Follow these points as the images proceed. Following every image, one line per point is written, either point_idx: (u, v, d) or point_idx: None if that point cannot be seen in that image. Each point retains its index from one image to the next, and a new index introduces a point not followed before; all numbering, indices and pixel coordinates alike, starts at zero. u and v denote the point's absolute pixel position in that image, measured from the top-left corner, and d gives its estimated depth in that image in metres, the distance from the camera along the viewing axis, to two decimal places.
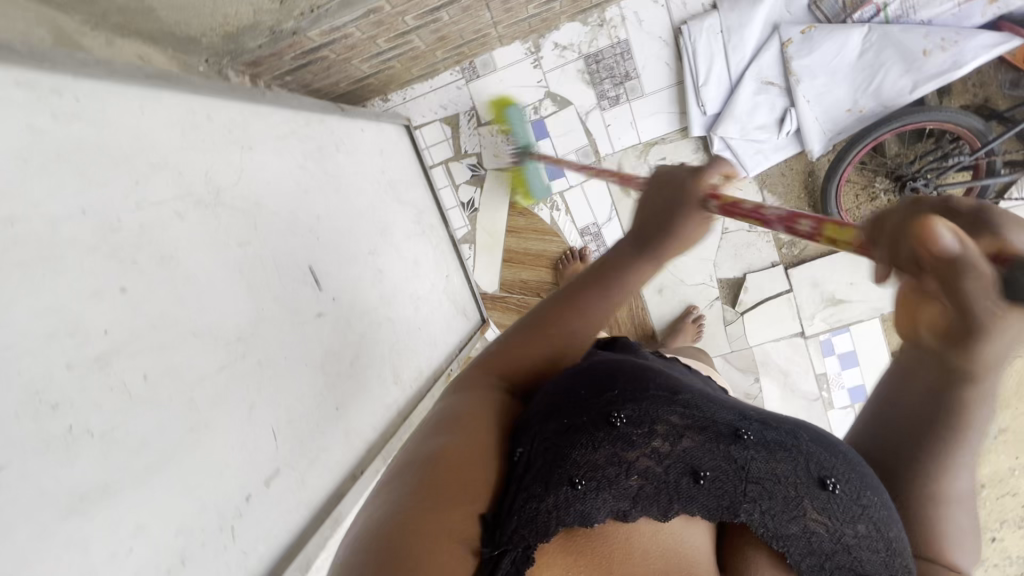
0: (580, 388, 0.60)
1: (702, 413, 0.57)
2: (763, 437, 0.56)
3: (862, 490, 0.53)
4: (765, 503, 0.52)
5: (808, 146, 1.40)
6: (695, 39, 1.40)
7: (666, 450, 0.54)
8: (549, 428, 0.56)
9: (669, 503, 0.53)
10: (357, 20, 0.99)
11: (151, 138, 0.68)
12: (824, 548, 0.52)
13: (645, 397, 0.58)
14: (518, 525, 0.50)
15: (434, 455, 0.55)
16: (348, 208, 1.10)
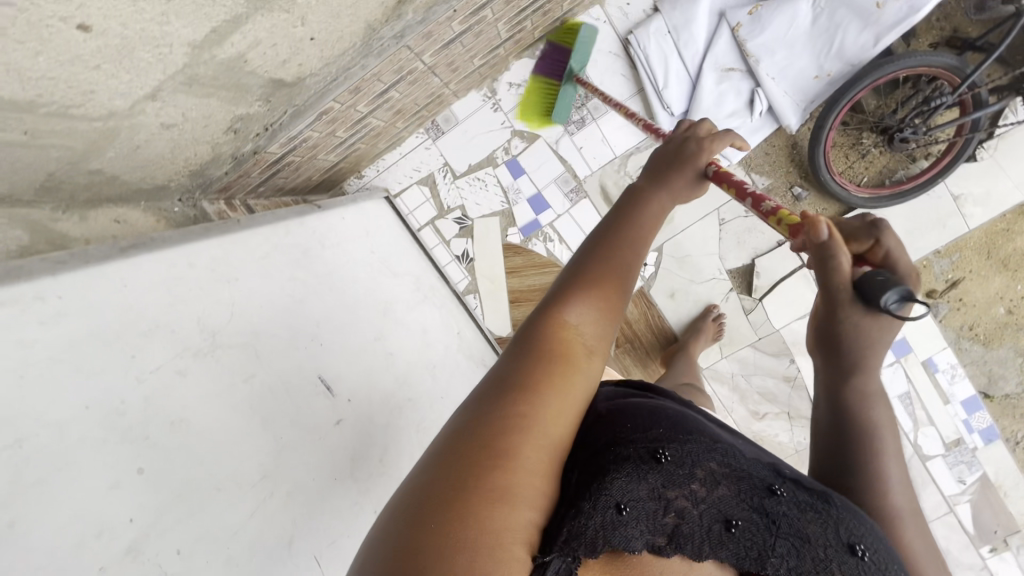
0: (627, 425, 0.59)
1: (742, 466, 0.59)
2: (795, 497, 0.58)
3: (885, 560, 0.56)
4: (793, 559, 0.53)
5: (784, 121, 1.38)
6: (645, 45, 1.39)
7: (703, 494, 0.55)
8: (597, 462, 0.54)
9: (703, 546, 0.52)
10: (311, 123, 1.01)
11: (138, 306, 0.69)
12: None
13: (689, 440, 0.58)
14: (564, 544, 0.47)
15: (500, 442, 0.50)
16: (345, 300, 1.10)
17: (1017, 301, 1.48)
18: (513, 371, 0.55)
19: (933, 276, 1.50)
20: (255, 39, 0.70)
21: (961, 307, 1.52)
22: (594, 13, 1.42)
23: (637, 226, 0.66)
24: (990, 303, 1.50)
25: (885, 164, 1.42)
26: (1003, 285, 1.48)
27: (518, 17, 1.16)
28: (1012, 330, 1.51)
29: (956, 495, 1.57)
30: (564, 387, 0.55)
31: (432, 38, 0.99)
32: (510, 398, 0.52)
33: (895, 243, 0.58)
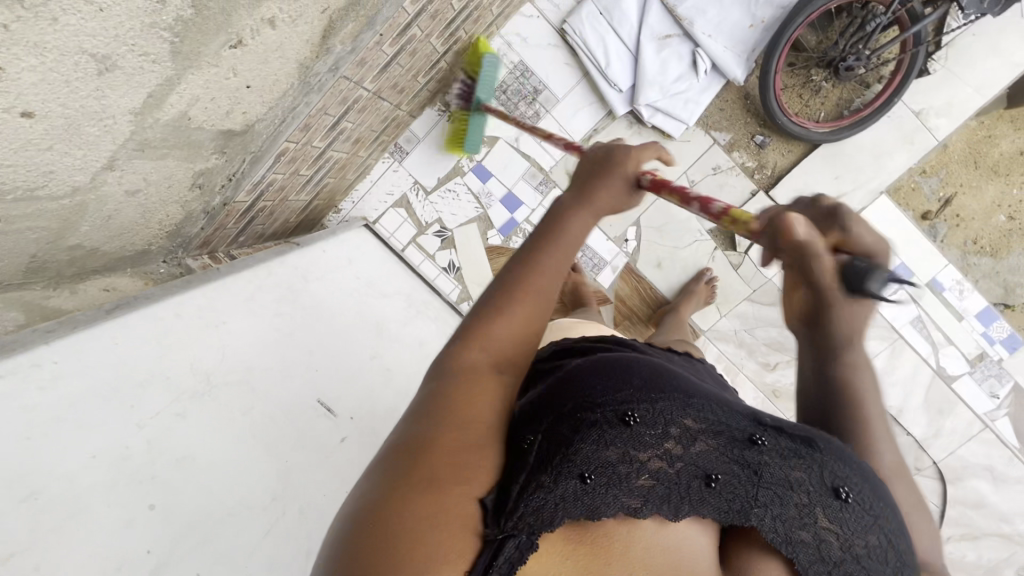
0: (594, 386, 0.57)
1: (720, 419, 0.56)
2: (778, 444, 0.55)
3: (875, 500, 0.53)
4: (777, 508, 0.52)
5: (731, 74, 1.40)
6: (580, 31, 1.43)
7: (678, 452, 0.54)
8: (561, 430, 0.54)
9: (681, 502, 0.52)
10: (272, 165, 1.06)
11: (132, 360, 0.75)
12: (834, 559, 0.51)
13: (662, 397, 0.56)
14: (524, 514, 0.48)
15: (423, 442, 0.50)
16: (336, 327, 1.15)
17: (1016, 206, 1.49)
18: (437, 382, 0.56)
19: (924, 197, 1.50)
20: (193, 96, 0.75)
21: (960, 223, 1.52)
22: (527, 11, 1.46)
23: (553, 241, 0.62)
24: (989, 212, 1.50)
25: (840, 96, 1.43)
26: (998, 193, 1.49)
27: (448, 30, 1.21)
28: (1016, 235, 1.51)
29: (993, 409, 1.58)
30: (483, 390, 0.55)
31: (368, 64, 1.04)
32: (435, 404, 0.53)
33: (860, 223, 0.53)
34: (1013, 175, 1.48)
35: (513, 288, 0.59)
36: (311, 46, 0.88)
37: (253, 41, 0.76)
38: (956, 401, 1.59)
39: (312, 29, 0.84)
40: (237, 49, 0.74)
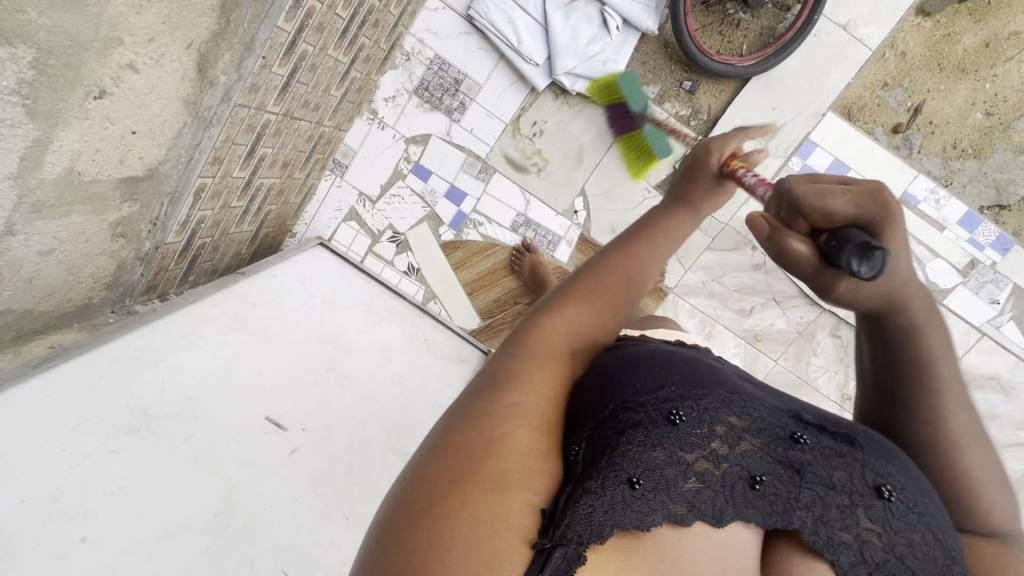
0: (634, 386, 0.57)
1: (764, 418, 0.57)
2: (819, 442, 0.58)
3: (916, 500, 0.55)
4: (819, 510, 0.53)
5: (643, 25, 1.39)
6: (486, 13, 1.43)
7: (724, 452, 0.54)
8: (603, 433, 0.54)
9: (724, 506, 0.51)
10: (193, 203, 1.10)
11: (64, 407, 0.80)
12: (876, 558, 0.52)
13: (705, 395, 0.57)
14: (573, 524, 0.46)
15: (495, 432, 0.49)
16: (288, 345, 1.16)
17: (992, 101, 1.42)
18: (508, 363, 0.57)
19: (892, 110, 1.44)
20: (73, 151, 0.79)
21: (935, 130, 1.45)
22: (432, 4, 1.46)
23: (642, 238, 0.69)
24: (964, 112, 1.43)
25: (761, 24, 1.38)
26: (969, 89, 1.42)
27: (346, 39, 1.23)
28: (997, 131, 1.44)
29: (995, 315, 1.51)
30: (545, 385, 0.56)
31: (261, 86, 1.06)
32: (505, 389, 0.53)
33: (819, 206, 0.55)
34: (984, 67, 1.41)
35: (595, 277, 0.65)
36: (190, 82, 0.91)
37: (118, 88, 0.79)
38: (947, 313, 1.53)
39: (183, 66, 0.87)
40: (103, 100, 0.78)
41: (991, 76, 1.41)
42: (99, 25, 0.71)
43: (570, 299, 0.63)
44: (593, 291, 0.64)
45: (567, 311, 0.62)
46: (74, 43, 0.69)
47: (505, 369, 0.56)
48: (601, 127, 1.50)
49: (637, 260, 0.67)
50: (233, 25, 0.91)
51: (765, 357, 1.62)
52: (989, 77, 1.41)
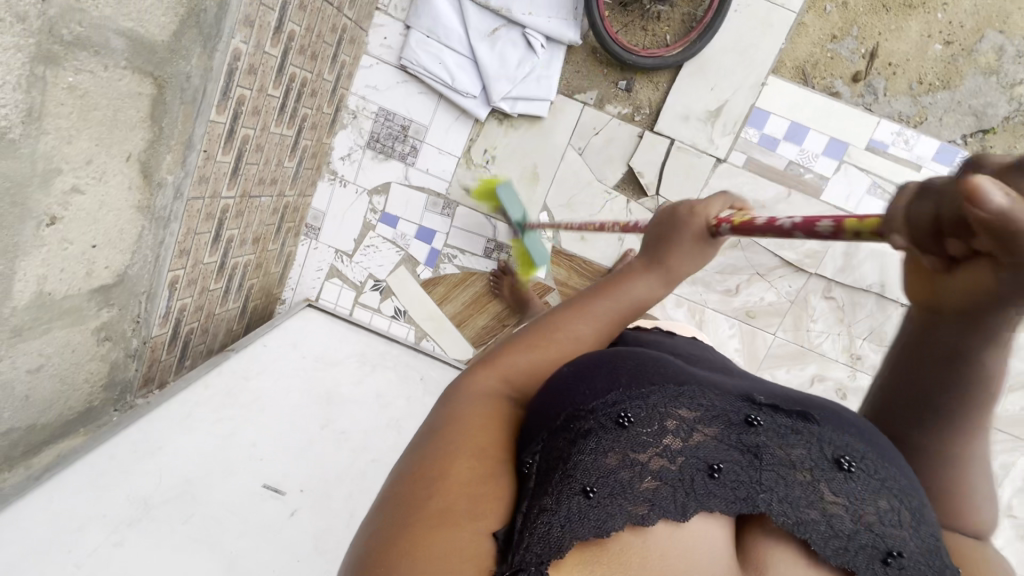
0: (581, 392, 0.53)
1: (714, 403, 0.53)
2: (774, 421, 0.53)
3: (878, 466, 0.51)
4: (783, 490, 0.49)
5: (566, 39, 1.42)
6: (417, 60, 1.49)
7: (678, 446, 0.51)
8: (556, 443, 0.51)
9: (686, 501, 0.48)
10: (169, 295, 1.17)
11: (68, 512, 0.89)
12: (846, 532, 0.48)
13: (652, 390, 0.53)
14: (530, 545, 0.44)
15: (437, 469, 0.49)
16: (282, 410, 1.20)
17: (949, 29, 1.40)
18: (450, 408, 0.58)
19: (847, 61, 1.43)
20: (40, 275, 0.86)
21: (895, 71, 1.43)
22: (366, 61, 1.53)
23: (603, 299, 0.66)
24: (923, 47, 1.41)
25: (682, 10, 1.40)
26: (921, 24, 1.40)
27: (286, 114, 1.31)
28: (960, 58, 1.40)
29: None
30: (490, 416, 0.56)
31: (210, 176, 1.13)
32: (443, 433, 0.53)
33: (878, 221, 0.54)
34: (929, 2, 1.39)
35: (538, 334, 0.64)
36: (138, 188, 0.98)
37: (68, 211, 0.86)
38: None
39: (127, 177, 0.95)
40: (56, 224, 0.85)
41: (941, 7, 1.39)
42: (35, 162, 0.78)
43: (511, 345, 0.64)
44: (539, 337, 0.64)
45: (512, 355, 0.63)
46: (17, 182, 0.76)
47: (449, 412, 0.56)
48: (549, 141, 1.53)
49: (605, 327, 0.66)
50: (166, 131, 0.98)
51: (762, 332, 1.59)
52: (940, 9, 1.39)
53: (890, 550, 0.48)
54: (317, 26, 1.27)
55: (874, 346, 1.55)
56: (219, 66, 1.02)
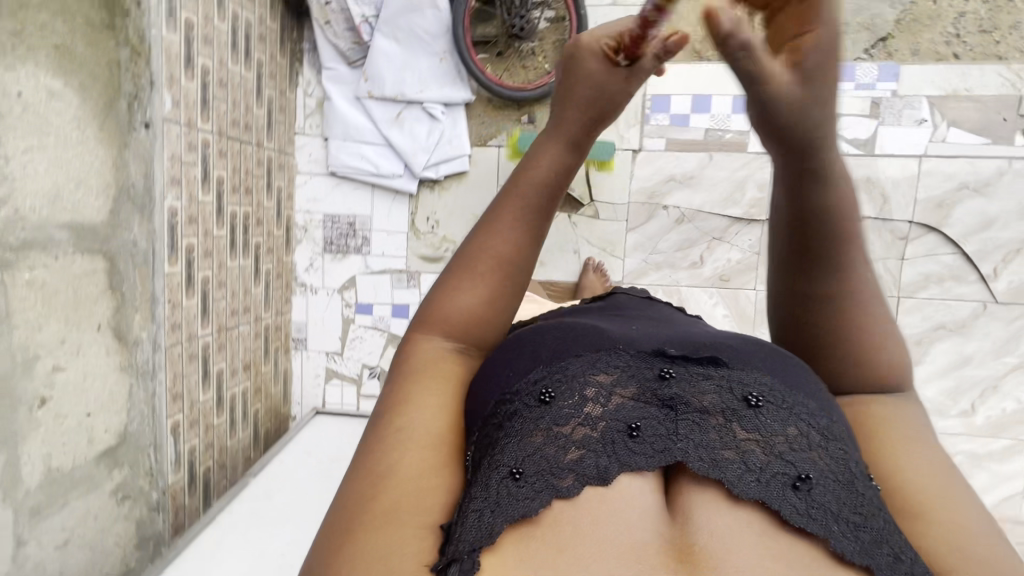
0: (507, 375, 0.58)
1: (629, 365, 0.56)
2: (687, 371, 0.56)
3: (784, 396, 0.54)
4: (697, 436, 0.51)
5: (461, 99, 1.56)
6: (342, 163, 1.64)
7: (598, 412, 0.53)
8: (489, 432, 0.55)
9: (608, 463, 0.50)
10: (174, 440, 1.25)
11: None
12: (758, 464, 0.50)
13: (568, 366, 0.56)
14: (462, 534, 0.46)
15: (381, 465, 0.53)
16: (302, 516, 1.23)
17: None
18: (396, 391, 0.59)
19: None
20: (44, 454, 0.95)
21: None
22: (300, 179, 1.68)
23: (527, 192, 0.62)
24: None
25: (550, 42, 1.54)
26: None
27: (238, 248, 1.44)
28: None
29: (932, 133, 1.49)
30: (434, 398, 0.58)
31: (182, 321, 1.24)
32: (390, 423, 0.56)
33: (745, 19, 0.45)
34: None
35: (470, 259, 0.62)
36: (116, 352, 1.09)
37: (55, 390, 0.96)
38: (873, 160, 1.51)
39: (102, 345, 1.06)
40: (47, 404, 0.95)
41: None
42: (14, 354, 0.89)
43: (442, 290, 0.63)
44: (468, 274, 0.62)
45: (444, 304, 0.62)
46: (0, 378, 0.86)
47: (393, 394, 0.59)
48: (481, 189, 1.63)
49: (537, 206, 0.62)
50: (128, 295, 1.10)
51: (742, 291, 1.60)
52: None
53: (799, 475, 0.49)
54: (242, 166, 1.43)
55: None
56: (160, 227, 1.15)
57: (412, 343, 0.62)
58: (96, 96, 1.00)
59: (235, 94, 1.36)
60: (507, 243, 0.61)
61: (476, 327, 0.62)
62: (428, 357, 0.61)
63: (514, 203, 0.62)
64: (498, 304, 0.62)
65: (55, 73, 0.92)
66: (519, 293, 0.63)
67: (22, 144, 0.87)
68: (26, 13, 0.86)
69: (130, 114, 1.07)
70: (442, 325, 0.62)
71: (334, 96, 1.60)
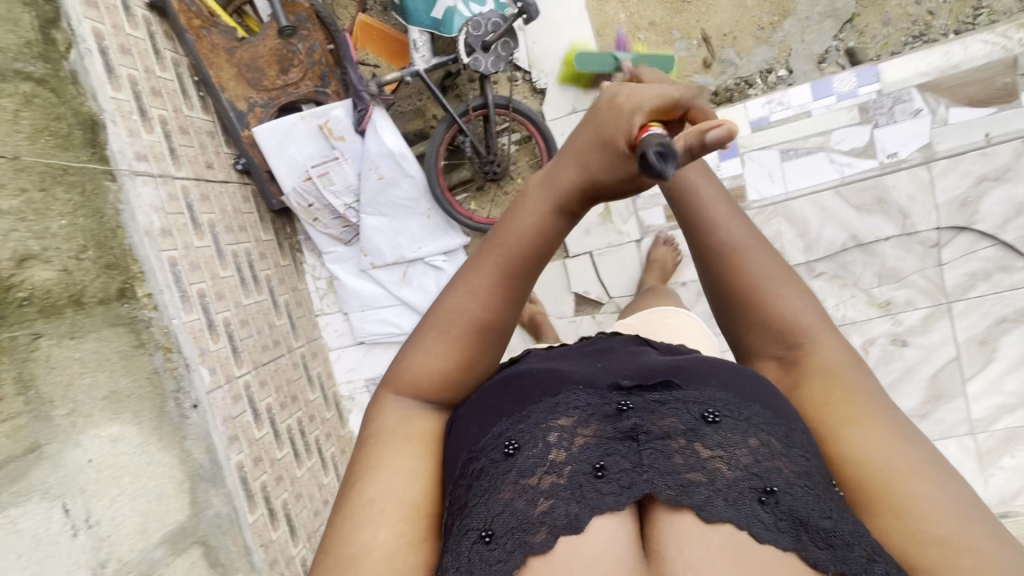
0: (473, 433, 0.60)
1: (587, 402, 0.59)
2: (644, 400, 0.59)
3: (740, 408, 0.57)
4: (660, 468, 0.54)
5: (458, 243, 1.58)
6: (368, 332, 1.69)
7: (563, 457, 0.55)
8: (458, 492, 0.58)
9: (578, 509, 0.52)
10: None
11: None
12: (720, 483, 0.53)
13: (530, 416, 0.58)
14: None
15: (354, 546, 0.55)
16: None
17: None
18: (364, 451, 0.61)
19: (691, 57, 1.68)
20: None
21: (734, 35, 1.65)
22: (333, 355, 1.74)
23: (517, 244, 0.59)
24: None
25: (525, 166, 1.57)
26: None
27: (303, 455, 1.50)
28: None
29: (932, 121, 1.52)
30: (405, 457, 0.60)
31: (277, 554, 1.30)
32: (359, 486, 0.58)
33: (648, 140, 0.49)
34: None
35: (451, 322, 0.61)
36: None
37: None
38: (880, 179, 1.53)
39: None
40: None
41: None
42: None
43: (416, 351, 0.62)
44: (443, 336, 0.61)
45: (415, 365, 0.62)
46: None
47: (362, 461, 0.60)
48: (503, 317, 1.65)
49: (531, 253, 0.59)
50: (228, 563, 1.17)
51: None
52: None
53: (765, 488, 0.53)
54: (283, 379, 1.50)
55: (893, 285, 1.51)
56: (234, 487, 1.20)
57: (381, 403, 0.63)
58: (148, 413, 1.08)
59: (257, 323, 1.44)
60: (481, 307, 0.60)
61: (452, 386, 0.63)
62: (396, 419, 0.62)
63: (494, 259, 0.60)
64: (476, 364, 0.62)
65: (110, 420, 1.00)
66: (497, 350, 0.63)
67: (106, 502, 0.95)
68: (72, 391, 0.94)
69: (179, 404, 1.14)
70: (412, 385, 0.62)
71: (341, 275, 1.66)
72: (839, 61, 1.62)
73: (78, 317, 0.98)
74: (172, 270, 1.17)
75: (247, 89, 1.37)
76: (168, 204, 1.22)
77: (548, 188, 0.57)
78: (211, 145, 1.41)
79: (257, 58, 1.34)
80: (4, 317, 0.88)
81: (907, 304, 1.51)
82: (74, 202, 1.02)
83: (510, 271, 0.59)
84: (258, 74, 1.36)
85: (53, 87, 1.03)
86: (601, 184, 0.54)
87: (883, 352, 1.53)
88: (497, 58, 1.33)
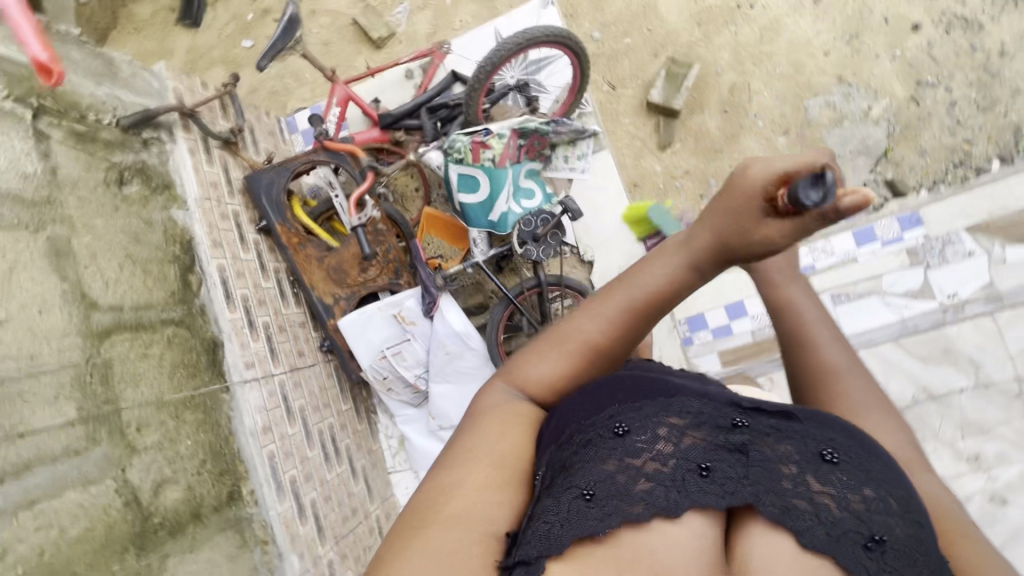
0: (584, 411, 0.67)
1: (701, 410, 0.66)
2: (758, 423, 0.65)
3: (859, 458, 0.62)
4: (768, 483, 0.60)
5: None
6: None
7: (671, 450, 0.62)
8: (562, 455, 0.64)
9: (678, 497, 0.58)
10: None
11: None
12: (833, 518, 0.58)
13: (643, 407, 0.66)
14: (531, 542, 0.55)
15: (447, 475, 0.61)
16: None
17: (781, 122, 1.70)
18: (471, 416, 0.70)
19: None
20: None
21: None
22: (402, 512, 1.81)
23: (642, 289, 0.73)
24: (771, 146, 1.70)
25: None
26: (768, 127, 1.70)
27: None
28: (806, 130, 1.69)
29: (989, 262, 1.53)
30: (509, 424, 0.68)
31: None
32: (463, 435, 0.67)
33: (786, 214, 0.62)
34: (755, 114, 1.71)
35: (574, 343, 0.73)
36: None
37: None
38: (943, 331, 1.51)
39: None
40: None
41: (770, 122, 1.70)
42: None
43: (533, 357, 0.74)
44: (560, 346, 0.73)
45: (530, 368, 0.73)
46: None
47: (465, 427, 0.69)
48: None
49: (653, 294, 0.73)
50: None
51: None
52: (769, 127, 1.70)
53: (872, 536, 0.57)
54: (359, 548, 1.57)
55: (979, 438, 1.44)
56: None
57: (490, 387, 0.74)
58: None
59: (338, 496, 1.54)
60: (599, 335, 0.73)
61: (557, 392, 0.73)
62: (500, 399, 0.72)
63: (622, 295, 0.74)
64: (579, 375, 0.73)
65: None
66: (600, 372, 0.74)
67: None
68: None
69: None
70: (523, 383, 0.73)
71: (411, 435, 1.77)
72: (882, 191, 1.63)
73: (196, 530, 1.13)
74: (270, 464, 1.29)
75: (333, 287, 1.59)
76: (269, 401, 1.38)
77: (682, 249, 0.73)
78: (302, 334, 1.61)
79: (342, 261, 1.59)
80: (144, 547, 1.04)
81: (998, 459, 1.42)
82: (199, 421, 1.20)
83: (631, 308, 0.73)
84: (342, 275, 1.59)
85: (188, 324, 1.26)
86: (732, 246, 0.68)
87: (982, 511, 1.40)
88: (551, 248, 1.47)
